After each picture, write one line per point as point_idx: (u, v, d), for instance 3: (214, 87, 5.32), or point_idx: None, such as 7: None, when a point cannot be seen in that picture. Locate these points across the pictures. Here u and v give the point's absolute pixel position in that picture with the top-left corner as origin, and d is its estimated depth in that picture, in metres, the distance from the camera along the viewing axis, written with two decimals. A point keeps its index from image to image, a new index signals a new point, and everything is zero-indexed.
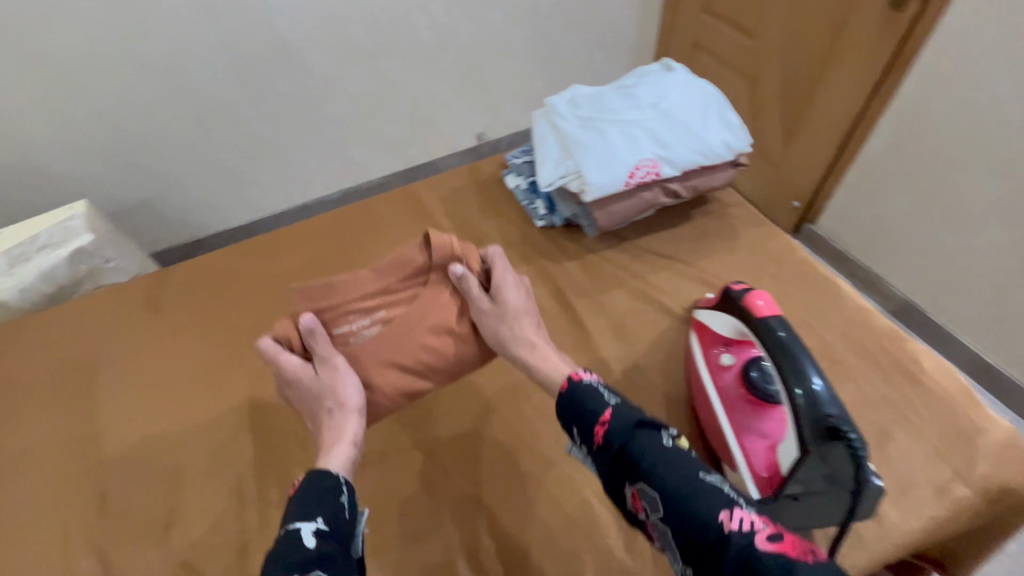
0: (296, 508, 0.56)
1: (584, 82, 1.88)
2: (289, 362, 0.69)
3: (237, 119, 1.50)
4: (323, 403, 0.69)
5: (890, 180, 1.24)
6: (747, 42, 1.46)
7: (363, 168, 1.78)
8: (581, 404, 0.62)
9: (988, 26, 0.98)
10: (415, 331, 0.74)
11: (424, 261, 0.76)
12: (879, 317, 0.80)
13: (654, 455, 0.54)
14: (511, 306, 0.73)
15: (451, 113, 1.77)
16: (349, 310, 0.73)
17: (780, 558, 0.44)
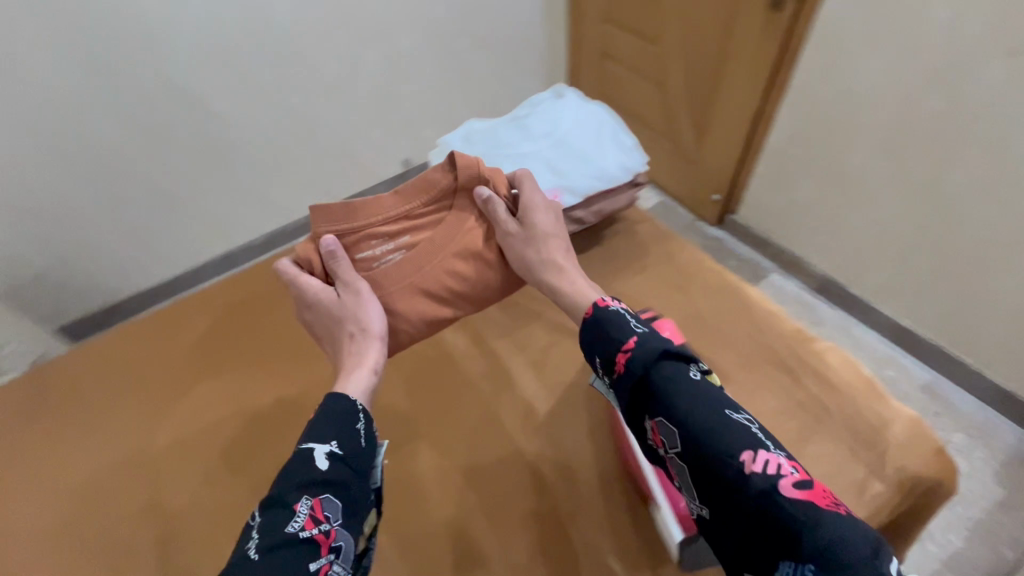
0: (316, 426, 0.60)
1: (503, 99, 1.89)
2: (310, 283, 0.76)
3: (139, 172, 1.40)
4: (345, 327, 0.74)
5: (794, 169, 1.31)
6: (650, 48, 1.52)
7: (287, 208, 1.70)
8: (606, 329, 0.65)
9: (854, 21, 1.06)
10: (436, 257, 0.81)
11: (451, 184, 0.82)
12: (787, 320, 0.84)
13: (681, 384, 0.57)
14: (539, 228, 0.78)
15: (373, 142, 1.72)
16: (372, 235, 0.80)
17: (805, 505, 0.47)
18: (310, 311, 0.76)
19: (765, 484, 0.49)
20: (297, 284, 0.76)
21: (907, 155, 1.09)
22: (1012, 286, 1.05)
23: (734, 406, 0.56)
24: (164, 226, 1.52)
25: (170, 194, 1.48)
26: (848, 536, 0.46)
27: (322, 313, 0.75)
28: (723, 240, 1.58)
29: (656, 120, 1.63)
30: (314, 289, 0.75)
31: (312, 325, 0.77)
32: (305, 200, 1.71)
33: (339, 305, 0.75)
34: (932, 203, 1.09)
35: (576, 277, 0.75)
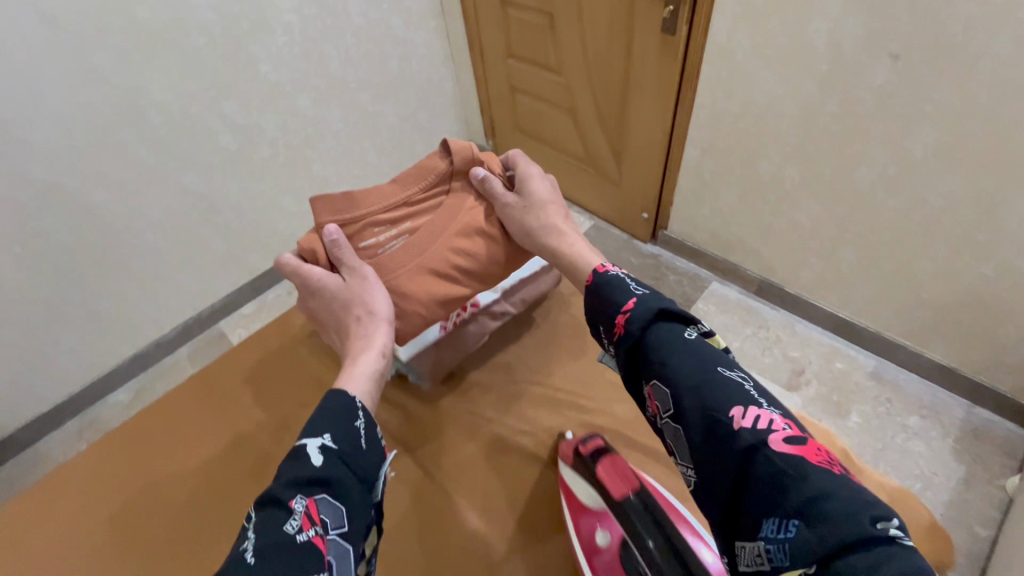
0: (314, 421, 0.62)
1: (419, 141, 1.83)
2: (314, 272, 0.81)
3: (11, 289, 1.22)
4: (353, 312, 0.79)
5: (714, 182, 1.33)
6: (556, 79, 1.51)
7: (200, 294, 1.54)
8: (606, 293, 0.66)
9: (743, 42, 1.07)
10: (439, 240, 0.86)
11: (447, 169, 0.87)
12: None
13: (682, 340, 0.58)
14: (536, 197, 0.83)
15: (286, 208, 1.59)
16: (373, 223, 0.84)
17: (793, 457, 0.47)
18: (317, 298, 0.82)
19: (754, 438, 0.49)
20: (300, 274, 0.81)
21: (816, 160, 1.12)
22: (932, 272, 1.09)
23: (730, 366, 0.56)
24: (54, 340, 1.34)
25: (56, 306, 1.30)
26: (837, 491, 0.44)
27: (330, 301, 0.81)
28: (660, 255, 1.58)
29: (575, 148, 1.62)
30: (317, 278, 0.80)
31: (323, 313, 0.83)
32: (219, 282, 1.56)
33: (348, 293, 0.80)
34: (847, 203, 1.13)
35: (573, 235, 0.81)
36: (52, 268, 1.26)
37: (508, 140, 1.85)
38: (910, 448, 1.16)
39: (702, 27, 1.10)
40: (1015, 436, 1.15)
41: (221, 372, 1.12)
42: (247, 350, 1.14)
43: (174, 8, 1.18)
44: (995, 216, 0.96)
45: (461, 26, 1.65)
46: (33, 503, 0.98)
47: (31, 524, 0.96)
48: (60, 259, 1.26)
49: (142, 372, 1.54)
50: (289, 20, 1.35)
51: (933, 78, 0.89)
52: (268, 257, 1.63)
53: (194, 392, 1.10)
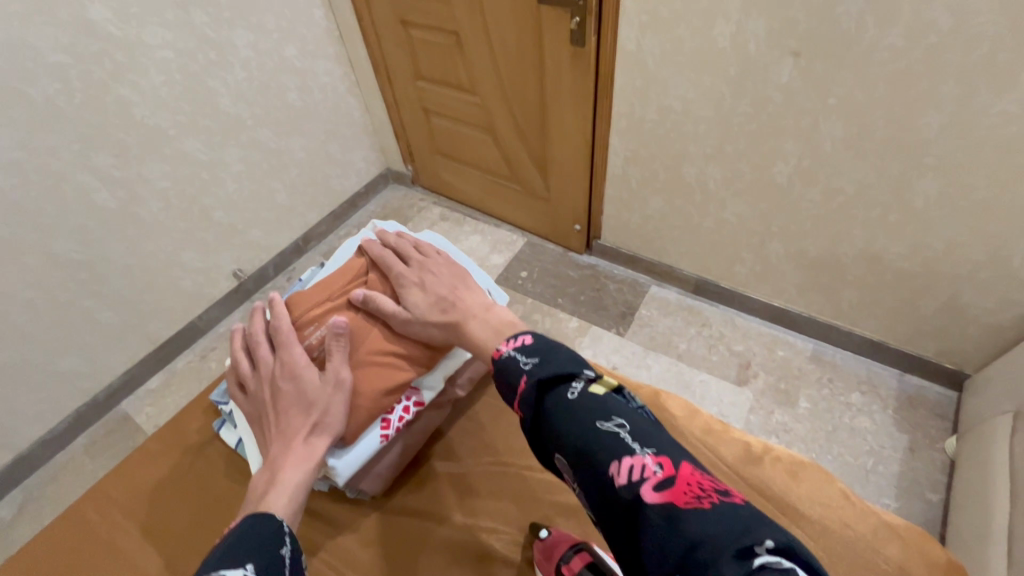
0: (231, 551, 0.51)
1: (333, 173, 1.70)
2: (297, 353, 0.73)
3: None
4: (312, 411, 0.71)
5: (641, 190, 1.33)
6: (470, 98, 1.46)
7: (93, 375, 1.33)
8: (499, 378, 0.58)
9: (652, 48, 1.07)
10: (374, 328, 0.79)
11: (361, 266, 0.84)
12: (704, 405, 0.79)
13: (565, 403, 0.50)
14: (414, 305, 0.76)
15: (189, 264, 1.41)
16: (303, 324, 0.79)
17: (665, 508, 0.42)
18: (288, 381, 0.71)
19: (632, 495, 0.44)
20: (288, 346, 0.73)
21: (735, 159, 1.14)
22: (854, 255, 1.14)
23: (613, 413, 0.49)
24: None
25: None
26: (713, 533, 0.39)
27: (297, 393, 0.71)
28: (596, 266, 1.57)
29: (498, 167, 1.57)
30: (300, 362, 0.72)
31: (284, 396, 0.71)
32: (113, 357, 1.35)
33: (322, 392, 0.72)
34: (768, 197, 1.16)
35: (477, 324, 0.69)
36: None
37: (427, 163, 1.77)
38: (857, 426, 1.20)
39: (610, 37, 1.09)
40: (944, 399, 1.22)
41: (81, 517, 0.93)
42: (126, 478, 0.97)
43: (15, 53, 1.00)
44: (903, 198, 1.01)
45: (363, 50, 1.56)
46: None
47: None
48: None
49: (28, 477, 1.30)
50: (164, 57, 1.20)
51: (832, 74, 0.93)
52: (173, 321, 1.44)
53: (46, 553, 0.90)
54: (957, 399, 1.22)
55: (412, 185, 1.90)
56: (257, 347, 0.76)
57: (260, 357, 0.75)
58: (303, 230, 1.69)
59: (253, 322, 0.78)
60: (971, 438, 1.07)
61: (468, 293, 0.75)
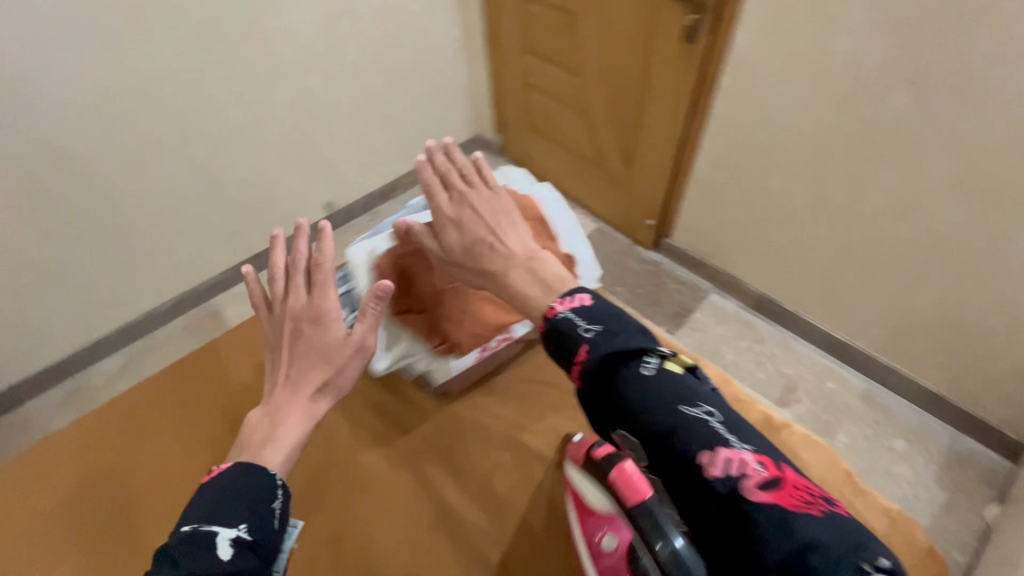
0: (229, 501, 0.51)
1: (429, 130, 1.81)
2: (329, 299, 0.66)
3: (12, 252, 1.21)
4: (326, 364, 0.63)
5: (722, 195, 1.33)
6: (572, 78, 1.50)
7: (199, 268, 1.53)
8: (560, 342, 0.58)
9: (766, 54, 1.07)
10: None
11: None
12: (754, 404, 0.82)
13: (640, 380, 0.52)
14: (451, 247, 0.71)
15: (291, 189, 1.57)
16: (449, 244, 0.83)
17: (770, 508, 0.44)
18: (312, 327, 0.65)
19: (728, 489, 0.46)
20: (323, 290, 0.66)
21: (827, 181, 1.12)
22: (932, 302, 1.11)
23: (699, 400, 0.51)
24: (45, 302, 1.32)
25: (54, 274, 1.29)
26: (823, 541, 0.41)
27: (311, 344, 0.64)
28: (660, 262, 1.59)
29: (584, 149, 1.61)
30: (331, 312, 0.65)
31: (304, 341, 0.64)
32: (215, 255, 1.53)
33: (340, 351, 0.64)
34: (853, 226, 1.14)
35: (519, 275, 0.66)
36: (44, 228, 1.22)
37: (517, 136, 1.85)
38: (893, 471, 1.18)
39: (723, 37, 1.10)
40: (996, 467, 1.18)
41: None
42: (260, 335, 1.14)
43: None
44: (998, 252, 0.97)
45: (480, 19, 1.64)
46: None
47: None
48: (52, 220, 1.22)
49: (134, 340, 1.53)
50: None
51: (950, 111, 0.90)
52: (268, 236, 1.61)
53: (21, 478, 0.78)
54: (1010, 470, 1.17)
55: (498, 154, 1.98)
56: (293, 277, 0.69)
57: (294, 287, 0.69)
58: (392, 178, 1.81)
59: (297, 247, 0.71)
60: (1015, 511, 1.03)
61: (509, 238, 0.70)
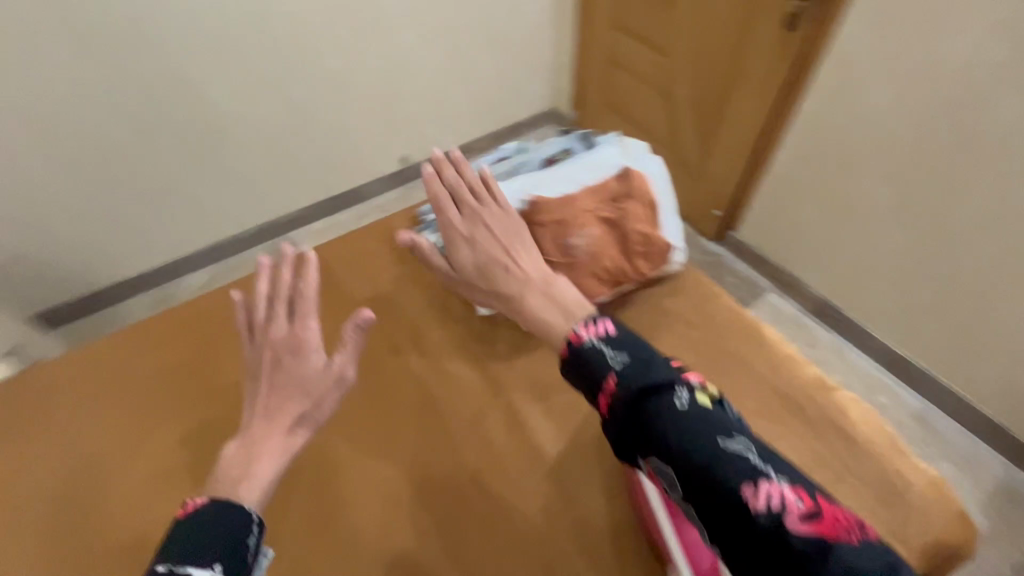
0: (198, 542, 0.49)
1: (508, 98, 1.83)
2: (312, 333, 0.68)
3: (130, 161, 1.33)
4: (303, 395, 0.64)
5: (799, 192, 1.30)
6: (660, 59, 1.49)
7: (283, 202, 1.63)
8: (585, 370, 0.58)
9: (870, 48, 1.04)
10: (615, 247, 0.91)
11: (618, 191, 0.94)
12: (808, 367, 0.85)
13: (674, 413, 0.52)
14: (464, 264, 0.76)
15: (373, 139, 1.64)
16: (573, 225, 0.89)
17: (812, 541, 0.44)
18: (292, 359, 0.66)
19: (772, 522, 0.45)
20: (301, 330, 0.68)
21: (914, 187, 1.09)
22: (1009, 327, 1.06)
23: (734, 433, 0.51)
24: (146, 216, 1.44)
25: (163, 187, 1.41)
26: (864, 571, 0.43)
27: (291, 373, 0.65)
28: (721, 255, 1.57)
29: (660, 133, 1.60)
30: (310, 343, 0.67)
31: (286, 371, 0.65)
32: (297, 193, 1.63)
33: (318, 384, 0.65)
34: (934, 238, 1.10)
35: (530, 297, 0.68)
36: (154, 146, 1.33)
37: (594, 113, 1.86)
38: None
39: (826, 27, 1.08)
40: None
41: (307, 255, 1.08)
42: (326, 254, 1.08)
43: None
44: None
45: None
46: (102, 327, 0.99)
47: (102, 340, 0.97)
48: (162, 139, 1.33)
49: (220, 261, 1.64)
50: None
51: None
52: (347, 181, 1.70)
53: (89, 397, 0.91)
54: None
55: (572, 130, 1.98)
56: (276, 308, 0.71)
57: (280, 318, 0.70)
58: (465, 142, 1.85)
59: (282, 278, 0.73)
60: None
61: (522, 258, 0.74)
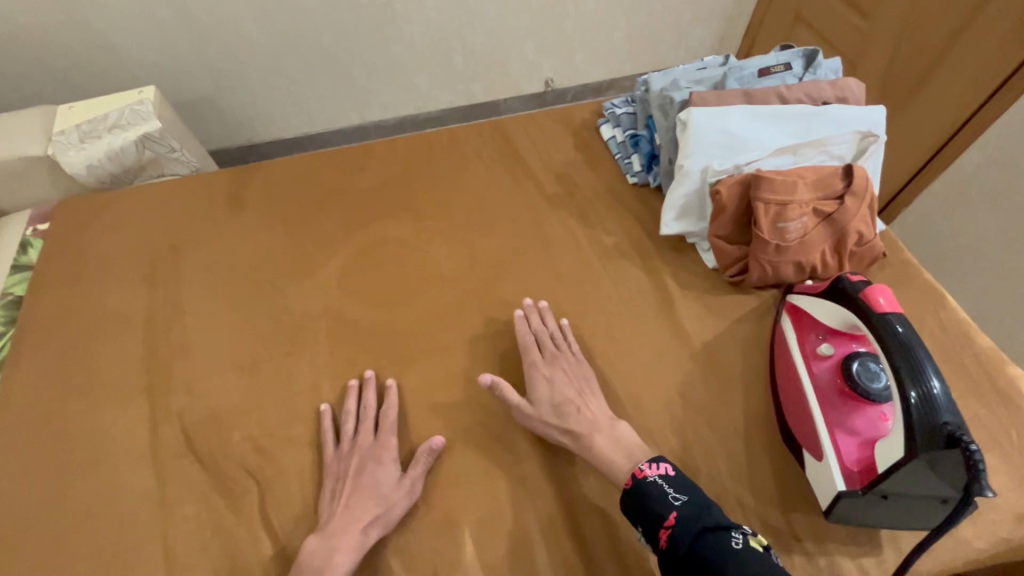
0: None
1: (689, 35, 1.35)
2: (389, 443, 0.54)
3: (294, 36, 1.08)
4: (369, 509, 0.50)
5: (976, 202, 0.92)
6: (857, 25, 1.09)
7: (421, 96, 1.29)
8: (640, 510, 0.46)
9: None
10: (828, 244, 0.59)
11: (848, 182, 0.59)
12: (980, 334, 0.60)
13: (730, 556, 0.41)
14: (540, 408, 0.54)
15: (523, 57, 1.27)
16: (789, 208, 0.57)
17: None
18: (362, 475, 0.52)
19: None
20: (354, 446, 0.54)
21: None
22: None
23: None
24: (299, 94, 1.19)
25: (319, 64, 1.15)
26: None
27: (374, 483, 0.51)
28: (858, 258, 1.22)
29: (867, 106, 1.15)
30: (384, 455, 0.53)
31: (365, 477, 0.52)
32: (440, 94, 1.29)
33: (391, 498, 0.51)
34: None
35: (605, 440, 0.51)
36: (312, 26, 1.08)
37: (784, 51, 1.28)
38: None
39: None
40: None
41: (414, 152, 0.76)
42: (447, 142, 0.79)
43: None
44: None
45: None
46: (147, 198, 0.73)
47: (145, 216, 0.71)
48: (320, 22, 1.07)
49: (341, 142, 1.33)
50: None
51: None
52: (491, 89, 1.33)
53: (204, 229, 0.70)
54: None
55: None
56: (343, 429, 0.55)
57: (359, 432, 0.55)
58: (613, 73, 1.39)
59: (351, 407, 0.56)
60: None
61: (599, 406, 0.54)
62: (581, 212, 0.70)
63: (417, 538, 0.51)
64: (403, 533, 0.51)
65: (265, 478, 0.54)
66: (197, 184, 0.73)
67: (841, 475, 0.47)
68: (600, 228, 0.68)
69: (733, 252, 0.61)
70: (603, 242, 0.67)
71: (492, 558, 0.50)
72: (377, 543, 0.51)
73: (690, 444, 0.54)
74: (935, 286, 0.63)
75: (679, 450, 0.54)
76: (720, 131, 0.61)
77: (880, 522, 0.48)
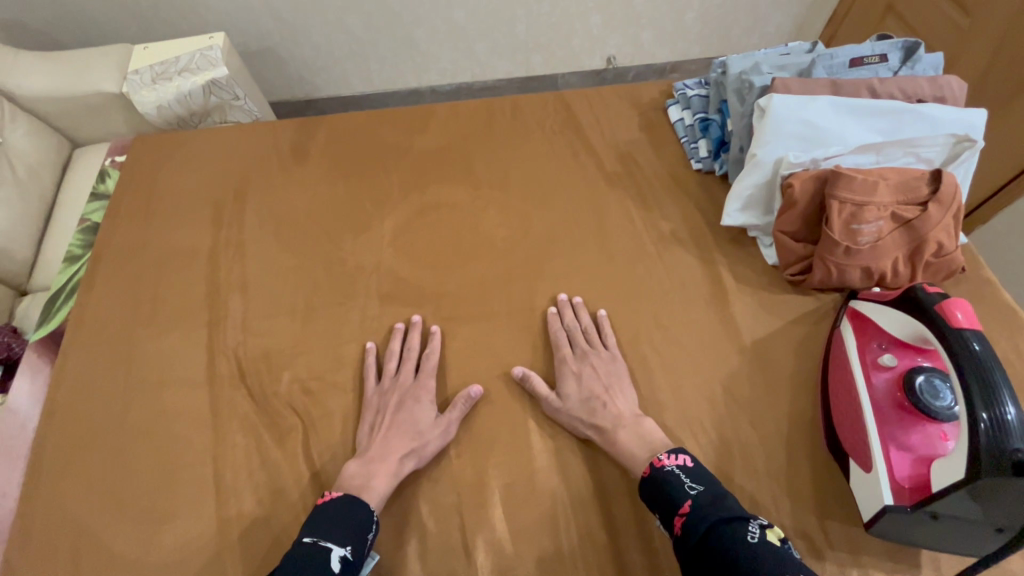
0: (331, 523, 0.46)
1: (764, 21, 1.27)
2: (428, 386, 0.56)
3: None
4: (406, 443, 0.52)
5: None
6: (956, 23, 1.00)
7: (479, 63, 1.27)
8: (656, 498, 0.47)
9: None
10: (905, 251, 0.55)
11: (934, 188, 0.55)
12: None
13: (743, 546, 0.40)
14: (568, 399, 0.54)
15: (588, 30, 1.23)
16: (866, 209, 0.54)
17: None
18: (399, 411, 0.54)
19: None
20: (393, 387, 0.56)
21: None
22: None
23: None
24: (359, 53, 1.20)
25: (382, 23, 1.14)
26: None
27: (411, 419, 0.53)
28: None
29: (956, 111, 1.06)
30: (421, 396, 0.55)
31: (403, 413, 0.54)
32: (498, 63, 1.27)
33: (425, 435, 0.53)
34: None
35: (629, 433, 0.51)
36: None
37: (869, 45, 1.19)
38: None
39: None
40: None
41: (470, 119, 0.75)
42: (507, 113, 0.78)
43: None
44: None
45: None
46: (213, 141, 0.76)
47: (209, 159, 0.74)
48: None
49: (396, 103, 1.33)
50: None
51: None
52: (551, 62, 1.29)
53: (265, 177, 0.72)
54: None
55: None
56: (386, 367, 0.57)
57: (400, 372, 0.57)
58: (679, 54, 1.33)
59: (395, 347, 0.58)
60: None
61: (626, 399, 0.54)
62: (639, 194, 0.68)
63: (442, 494, 0.52)
64: (429, 487, 0.53)
65: (303, 421, 0.56)
66: (261, 132, 0.75)
67: (889, 490, 0.46)
68: (654, 212, 0.67)
69: (799, 250, 0.59)
70: (656, 227, 0.66)
71: (512, 522, 0.51)
72: (410, 492, 0.52)
73: (725, 440, 0.53)
74: (1014, 309, 0.59)
75: (717, 444, 0.53)
76: (801, 121, 0.58)
77: (924, 541, 0.46)
